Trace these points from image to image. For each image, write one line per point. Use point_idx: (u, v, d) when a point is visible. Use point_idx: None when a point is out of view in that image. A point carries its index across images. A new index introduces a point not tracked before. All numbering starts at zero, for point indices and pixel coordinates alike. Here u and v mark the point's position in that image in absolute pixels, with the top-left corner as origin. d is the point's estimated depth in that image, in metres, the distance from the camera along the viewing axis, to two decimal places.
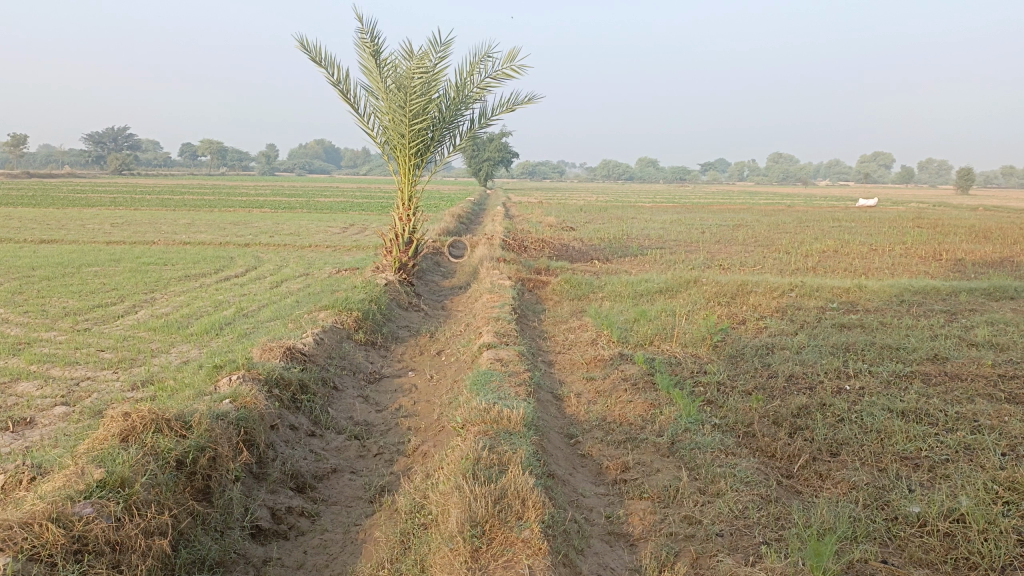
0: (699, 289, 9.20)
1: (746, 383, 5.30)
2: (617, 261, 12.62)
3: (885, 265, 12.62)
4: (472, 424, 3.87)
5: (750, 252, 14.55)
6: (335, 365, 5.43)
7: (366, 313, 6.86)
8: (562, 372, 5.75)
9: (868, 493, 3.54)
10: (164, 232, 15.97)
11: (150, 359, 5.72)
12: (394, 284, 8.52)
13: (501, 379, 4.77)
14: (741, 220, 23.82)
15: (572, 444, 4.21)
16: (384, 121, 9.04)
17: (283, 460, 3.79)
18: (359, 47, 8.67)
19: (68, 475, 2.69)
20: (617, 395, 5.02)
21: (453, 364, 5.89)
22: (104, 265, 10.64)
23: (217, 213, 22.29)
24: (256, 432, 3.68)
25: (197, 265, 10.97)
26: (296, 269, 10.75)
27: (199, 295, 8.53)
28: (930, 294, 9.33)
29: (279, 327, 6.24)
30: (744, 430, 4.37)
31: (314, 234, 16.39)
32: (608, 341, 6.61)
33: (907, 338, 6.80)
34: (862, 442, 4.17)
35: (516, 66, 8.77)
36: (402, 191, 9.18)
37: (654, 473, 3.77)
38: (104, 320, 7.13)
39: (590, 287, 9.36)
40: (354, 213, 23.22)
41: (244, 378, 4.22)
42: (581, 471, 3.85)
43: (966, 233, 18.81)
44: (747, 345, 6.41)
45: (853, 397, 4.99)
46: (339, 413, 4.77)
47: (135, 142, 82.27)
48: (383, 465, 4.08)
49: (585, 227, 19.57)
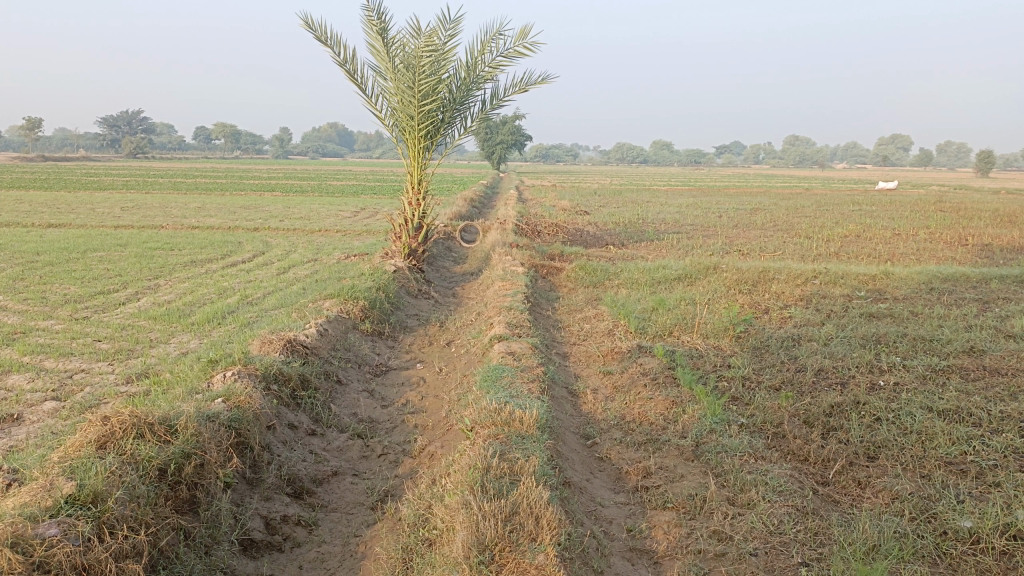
0: (719, 276, 8.86)
1: (773, 378, 5.00)
2: (632, 247, 12.29)
3: (911, 251, 12.20)
4: (482, 426, 3.59)
5: (769, 236, 14.19)
6: (339, 357, 5.17)
7: (373, 302, 6.58)
8: (577, 365, 5.47)
9: (913, 505, 3.24)
10: (173, 216, 15.76)
11: (148, 350, 5.49)
12: (403, 271, 8.26)
13: (513, 374, 4.50)
14: (759, 204, 23.24)
15: (589, 446, 3.94)
16: (393, 102, 8.74)
17: (280, 463, 3.54)
18: (365, 26, 8.34)
19: (36, 490, 2.47)
20: (636, 391, 4.73)
21: (463, 356, 5.62)
22: (109, 250, 10.44)
23: (228, 197, 22.06)
24: (250, 434, 3.43)
25: (203, 250, 10.74)
26: (304, 255, 10.50)
27: (203, 281, 8.29)
28: (960, 281, 8.96)
29: (282, 316, 5.99)
30: (774, 430, 4.08)
31: (325, 219, 16.14)
32: (626, 332, 6.32)
33: (939, 329, 6.45)
34: (902, 446, 3.87)
35: (529, 44, 8.43)
36: (411, 174, 8.88)
37: (678, 480, 3.49)
38: (104, 308, 6.90)
39: (606, 274, 9.05)
40: (365, 196, 22.98)
41: (239, 374, 3.96)
42: (599, 476, 3.58)
43: (992, 216, 18.24)
44: (771, 336, 6.11)
45: (889, 394, 4.67)
46: (342, 409, 4.51)
47: (149, 126, 82.54)
48: (387, 467, 3.83)
49: (600, 211, 19.23)
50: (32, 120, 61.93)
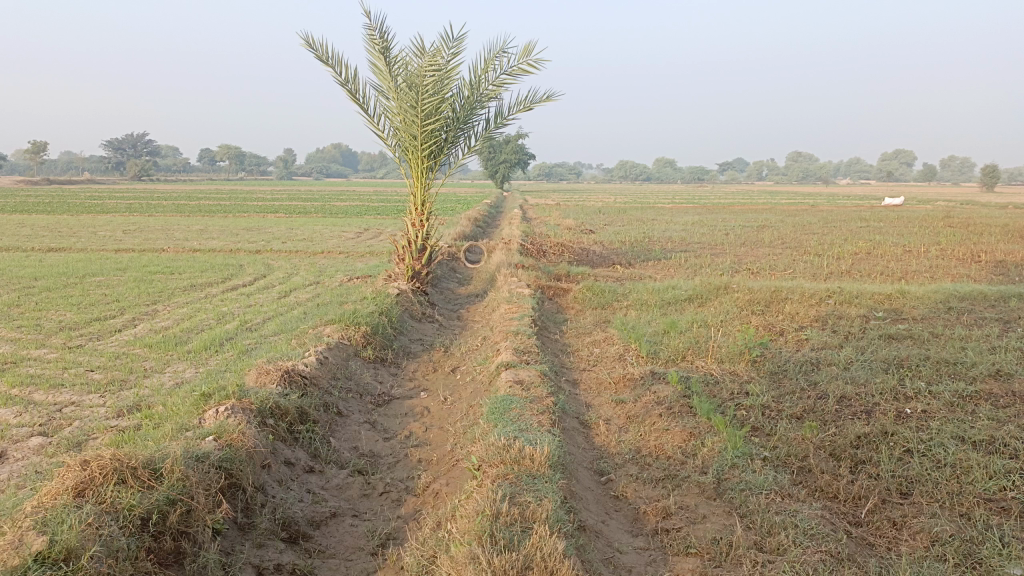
0: (730, 297, 8.65)
1: (794, 406, 4.77)
2: (639, 266, 12.08)
3: (924, 268, 11.96)
4: (489, 465, 3.36)
5: (778, 254, 13.98)
6: (339, 387, 4.95)
7: (375, 327, 6.37)
8: (588, 393, 5.24)
9: (955, 548, 3.01)
10: (176, 239, 15.63)
11: (142, 380, 5.28)
12: (406, 294, 8.06)
13: (522, 406, 4.27)
14: (766, 221, 23.05)
15: (604, 483, 3.71)
16: (395, 122, 8.58)
17: (275, 506, 3.32)
18: (367, 45, 8.20)
19: (3, 548, 2.26)
20: (651, 421, 4.51)
21: (469, 385, 5.40)
22: (109, 275, 10.26)
23: (232, 218, 21.99)
24: (242, 474, 3.22)
25: (205, 273, 10.57)
26: (306, 277, 10.32)
27: (202, 306, 8.10)
28: (978, 300, 8.72)
29: (280, 343, 5.77)
30: (799, 464, 3.85)
31: (328, 240, 16.00)
32: (637, 356, 6.11)
33: (962, 351, 6.21)
34: (936, 481, 3.63)
35: (533, 61, 8.27)
36: (415, 194, 8.70)
37: (700, 521, 3.26)
38: (100, 336, 6.70)
39: (614, 295, 8.83)
40: (368, 217, 22.89)
41: (233, 408, 3.75)
42: (615, 517, 3.35)
43: (1003, 232, 17.98)
44: (789, 361, 5.88)
45: (918, 423, 4.43)
46: (342, 443, 4.29)
47: (153, 148, 83.03)
48: (389, 507, 3.60)
49: (605, 229, 19.07)
50: (38, 145, 62.07)
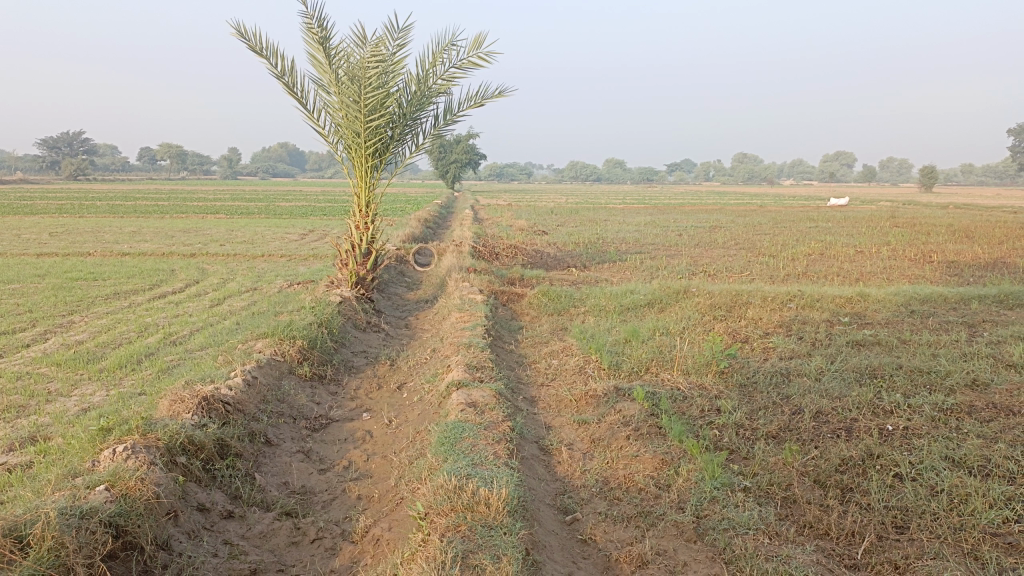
0: (690, 301, 8.31)
1: (769, 424, 4.41)
2: (595, 269, 11.73)
3: (878, 269, 11.88)
4: (437, 514, 2.89)
5: (733, 256, 13.80)
6: (267, 413, 4.40)
7: (313, 341, 5.80)
8: (547, 413, 4.79)
9: None
10: (105, 242, 14.69)
11: (43, 405, 4.61)
12: (349, 302, 7.50)
13: (475, 434, 3.80)
14: (717, 221, 23.08)
15: (569, 523, 3.26)
16: (337, 117, 8.01)
17: (181, 567, 2.78)
18: (305, 35, 7.60)
19: None
20: (617, 446, 4.08)
21: (416, 405, 4.90)
22: (25, 282, 9.42)
23: (170, 220, 20.98)
24: (139, 532, 2.69)
25: (132, 280, 9.79)
26: (243, 283, 9.65)
27: (125, 317, 7.41)
28: (938, 303, 8.56)
29: (205, 361, 5.17)
30: (783, 495, 3.47)
31: (270, 242, 15.29)
32: (597, 369, 5.69)
33: (934, 359, 5.95)
34: (934, 513, 3.28)
35: (483, 54, 7.82)
36: (359, 195, 8.16)
37: (681, 571, 2.86)
38: (3, 353, 5.98)
39: (570, 301, 8.42)
40: (314, 218, 22.17)
41: (133, 447, 3.19)
42: (583, 567, 2.91)
43: (949, 232, 18.20)
44: (758, 372, 5.54)
45: (903, 443, 4.09)
46: (269, 479, 3.75)
47: (90, 147, 80.07)
48: (321, 557, 3.08)
49: (558, 231, 18.73)
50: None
